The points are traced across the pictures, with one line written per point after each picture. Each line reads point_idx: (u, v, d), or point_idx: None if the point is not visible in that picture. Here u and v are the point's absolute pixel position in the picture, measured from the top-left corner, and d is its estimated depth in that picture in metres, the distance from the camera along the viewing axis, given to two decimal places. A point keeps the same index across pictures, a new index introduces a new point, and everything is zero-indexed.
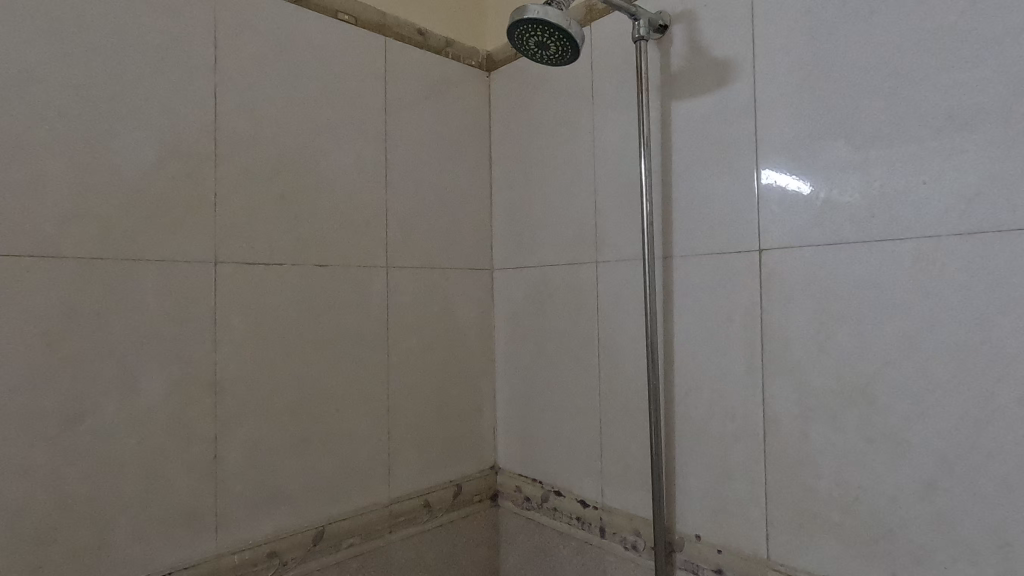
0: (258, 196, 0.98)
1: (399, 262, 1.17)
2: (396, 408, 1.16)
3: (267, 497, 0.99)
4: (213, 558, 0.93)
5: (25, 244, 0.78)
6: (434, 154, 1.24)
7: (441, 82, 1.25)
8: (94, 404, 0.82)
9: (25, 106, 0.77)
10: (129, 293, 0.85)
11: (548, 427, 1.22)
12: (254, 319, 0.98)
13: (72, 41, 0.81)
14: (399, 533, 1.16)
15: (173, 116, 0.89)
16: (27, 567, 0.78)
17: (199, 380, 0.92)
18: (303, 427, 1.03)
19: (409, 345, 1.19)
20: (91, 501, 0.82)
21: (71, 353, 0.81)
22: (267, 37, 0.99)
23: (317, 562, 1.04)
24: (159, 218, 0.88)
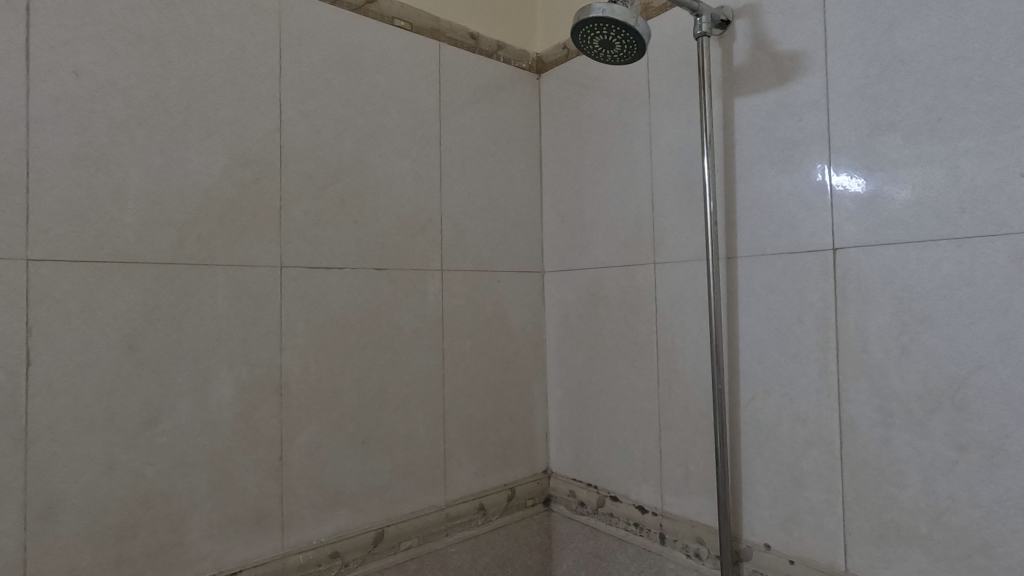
0: (320, 202, 1.00)
1: (454, 265, 1.18)
2: (451, 410, 1.17)
3: (330, 498, 1.00)
4: (279, 557, 0.94)
5: (107, 250, 0.81)
6: (486, 157, 1.24)
7: (492, 85, 1.25)
8: (170, 405, 0.85)
9: (107, 117, 0.81)
10: (201, 297, 0.88)
11: (603, 431, 1.20)
12: (316, 322, 0.99)
13: (149, 54, 0.84)
14: (454, 536, 1.16)
15: (241, 124, 0.92)
16: (110, 562, 0.80)
17: (266, 382, 0.94)
18: (363, 429, 1.04)
19: (463, 348, 1.19)
20: (167, 500, 0.85)
21: (149, 355, 0.83)
22: (327, 45, 1.01)
23: (376, 564, 1.05)
24: (229, 223, 0.90)
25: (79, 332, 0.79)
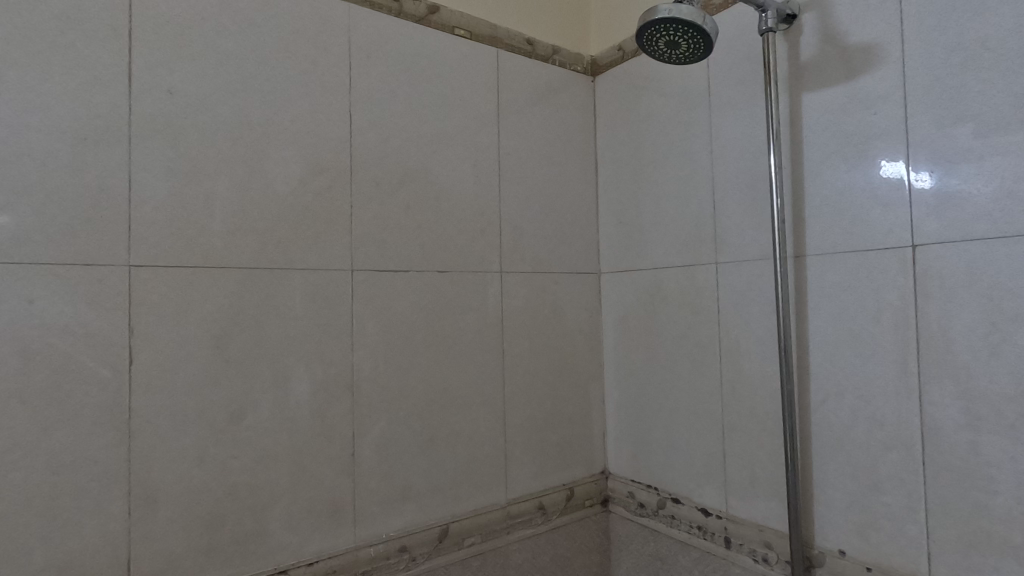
0: (387, 207, 1.04)
1: (513, 267, 1.20)
2: (511, 410, 1.18)
3: (398, 493, 1.04)
4: (352, 550, 0.98)
5: (197, 256, 0.86)
6: (543, 160, 1.25)
7: (548, 88, 1.27)
8: (253, 402, 0.90)
9: (197, 132, 0.86)
10: (281, 299, 0.93)
11: (663, 432, 1.19)
12: (384, 323, 1.03)
13: (233, 71, 0.90)
14: (516, 534, 1.17)
15: (315, 135, 0.96)
16: (202, 548, 0.86)
17: (338, 381, 0.98)
18: (428, 427, 1.07)
19: (522, 348, 1.20)
20: (251, 491, 0.90)
21: (234, 354, 0.89)
22: (393, 57, 1.05)
23: (442, 559, 1.08)
24: (304, 229, 0.95)
25: (173, 333, 0.84)
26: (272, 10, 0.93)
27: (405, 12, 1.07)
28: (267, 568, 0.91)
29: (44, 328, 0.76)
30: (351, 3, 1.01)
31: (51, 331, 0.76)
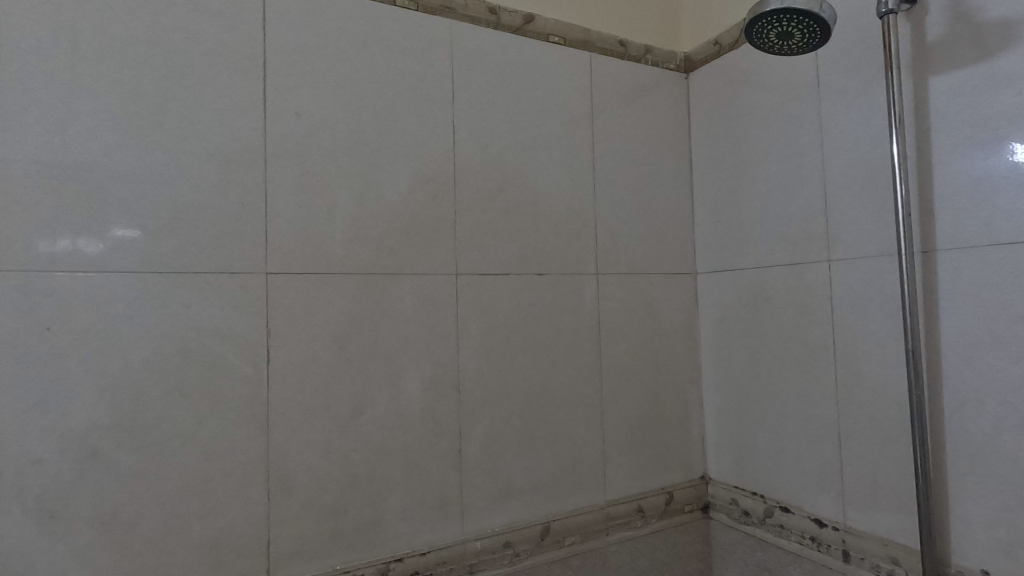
0: (488, 213, 1.07)
1: (608, 268, 1.20)
2: (609, 412, 1.18)
3: (501, 490, 1.07)
4: (460, 542, 1.02)
5: (322, 264, 0.94)
6: (637, 160, 1.24)
7: (641, 88, 1.26)
8: (371, 398, 0.96)
9: (321, 149, 0.94)
10: (394, 303, 0.99)
11: (769, 437, 1.15)
12: (487, 325, 1.07)
13: (350, 92, 0.97)
14: (615, 536, 1.17)
15: (422, 147, 1.02)
16: (329, 533, 0.93)
17: (446, 380, 1.03)
18: (529, 425, 1.10)
19: (619, 349, 1.20)
20: (370, 483, 0.96)
21: (354, 354, 0.95)
22: (491, 67, 1.09)
23: (544, 557, 1.10)
24: (414, 236, 1.01)
25: (303, 334, 0.92)
26: (383, 32, 1.00)
27: (502, 23, 1.11)
28: (385, 556, 0.97)
29: (198, 329, 0.85)
30: (453, 19, 1.06)
31: (204, 332, 0.86)
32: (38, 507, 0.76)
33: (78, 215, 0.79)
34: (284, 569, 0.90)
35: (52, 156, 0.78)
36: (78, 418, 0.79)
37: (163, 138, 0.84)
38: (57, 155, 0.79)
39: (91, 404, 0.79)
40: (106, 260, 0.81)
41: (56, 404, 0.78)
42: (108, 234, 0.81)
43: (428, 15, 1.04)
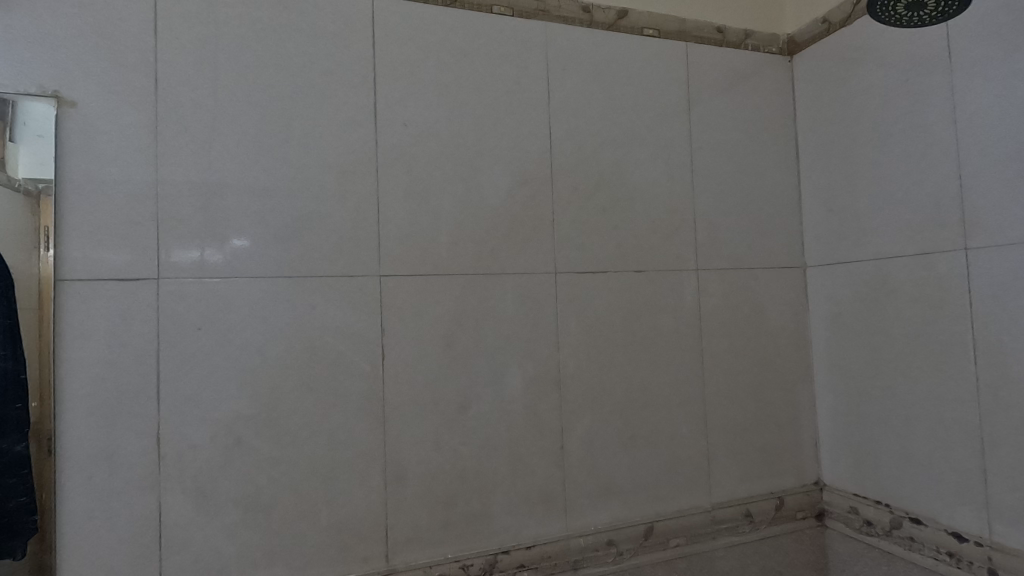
0: (586, 211, 1.08)
1: (709, 263, 1.16)
2: (713, 411, 1.15)
3: (604, 488, 1.07)
4: (564, 538, 1.03)
5: (430, 265, 0.98)
6: (737, 150, 1.20)
7: (741, 75, 1.21)
8: (476, 394, 1.00)
9: (426, 157, 0.99)
10: (497, 302, 1.02)
11: (895, 442, 1.06)
12: (586, 322, 1.07)
13: (452, 100, 1.01)
14: (722, 541, 1.13)
15: (521, 149, 1.04)
16: (440, 523, 0.97)
17: (548, 377, 1.04)
18: (630, 424, 1.09)
19: (722, 347, 1.16)
20: (477, 475, 1.00)
21: (460, 351, 0.99)
22: (586, 66, 1.09)
23: (648, 557, 1.08)
24: (514, 237, 1.03)
25: (413, 333, 0.97)
26: (482, 39, 1.03)
27: (596, 21, 1.11)
28: (493, 547, 1.00)
29: (322, 329, 0.93)
30: (547, 21, 1.07)
31: (328, 331, 0.93)
32: (195, 487, 0.86)
33: (221, 227, 0.89)
34: (402, 554, 0.95)
35: (200, 176, 0.88)
36: (225, 409, 0.88)
37: (289, 154, 0.92)
38: (203, 174, 0.88)
39: (235, 396, 0.88)
40: (244, 267, 0.90)
41: (207, 396, 0.87)
42: (227, 244, 0.89)
43: (523, 19, 1.06)
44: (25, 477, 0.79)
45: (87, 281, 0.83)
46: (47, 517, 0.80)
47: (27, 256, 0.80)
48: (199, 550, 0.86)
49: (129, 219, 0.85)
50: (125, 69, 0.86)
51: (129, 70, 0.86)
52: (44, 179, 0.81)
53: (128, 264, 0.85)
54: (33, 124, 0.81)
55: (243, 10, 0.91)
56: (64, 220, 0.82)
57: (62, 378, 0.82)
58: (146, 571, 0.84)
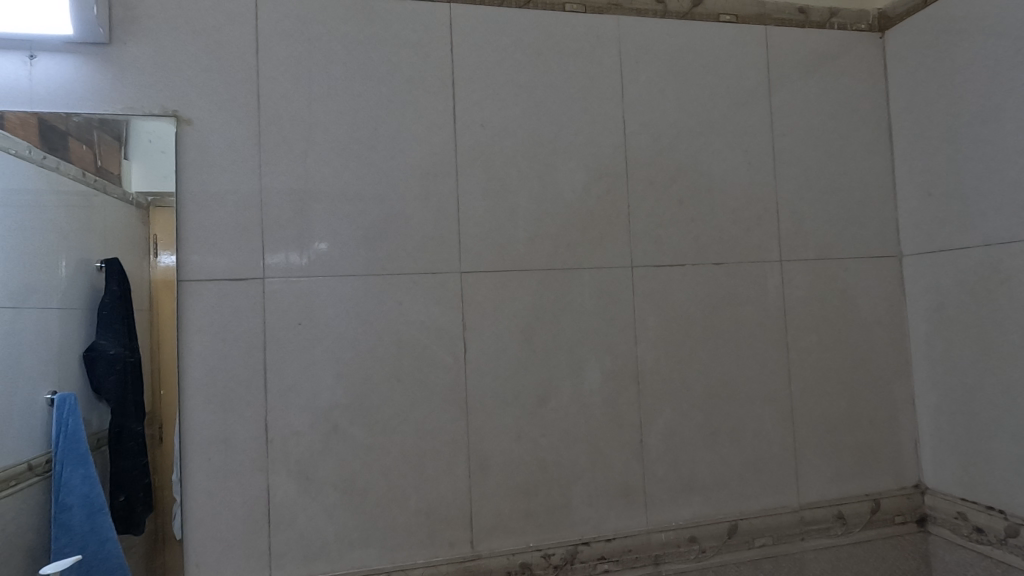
0: (663, 204, 1.07)
1: (795, 254, 1.12)
2: (800, 408, 1.10)
3: (685, 483, 1.06)
4: (645, 532, 1.03)
5: (508, 261, 1.01)
6: (823, 135, 1.14)
7: (826, 56, 1.15)
8: (556, 387, 1.02)
9: (504, 156, 1.02)
10: (573, 296, 1.03)
11: (1011, 442, 0.98)
12: (665, 316, 1.06)
13: (528, 99, 1.03)
14: (812, 543, 1.09)
15: (596, 145, 1.05)
16: (522, 512, 1.00)
17: (626, 371, 1.04)
18: (712, 419, 1.07)
19: (810, 341, 1.11)
20: (558, 467, 1.01)
21: (540, 345, 1.02)
22: (661, 57, 1.08)
23: (732, 556, 1.06)
24: (590, 231, 1.04)
25: (493, 327, 1.00)
26: (556, 38, 1.04)
27: (671, 11, 1.09)
28: (573, 538, 1.01)
29: (409, 324, 0.98)
30: (620, 15, 1.07)
31: (414, 326, 0.98)
32: (298, 470, 0.93)
33: (315, 229, 0.96)
34: (486, 541, 0.98)
35: (298, 183, 0.95)
36: (324, 398, 0.95)
37: (376, 159, 0.98)
38: (300, 181, 0.95)
39: (332, 387, 0.95)
40: (336, 267, 0.96)
41: (307, 386, 0.94)
42: (309, 248, 0.95)
43: (596, 15, 1.06)
44: (150, 455, 0.89)
45: (204, 281, 0.92)
46: (167, 492, 0.89)
47: (143, 262, 0.90)
48: (302, 528, 0.93)
49: (237, 224, 0.93)
50: (232, 88, 0.94)
51: (236, 88, 0.94)
52: (151, 193, 0.91)
53: (239, 265, 0.93)
54: (157, 141, 0.91)
55: (333, 26, 0.97)
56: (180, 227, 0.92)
57: (184, 369, 0.91)
58: (257, 545, 0.92)
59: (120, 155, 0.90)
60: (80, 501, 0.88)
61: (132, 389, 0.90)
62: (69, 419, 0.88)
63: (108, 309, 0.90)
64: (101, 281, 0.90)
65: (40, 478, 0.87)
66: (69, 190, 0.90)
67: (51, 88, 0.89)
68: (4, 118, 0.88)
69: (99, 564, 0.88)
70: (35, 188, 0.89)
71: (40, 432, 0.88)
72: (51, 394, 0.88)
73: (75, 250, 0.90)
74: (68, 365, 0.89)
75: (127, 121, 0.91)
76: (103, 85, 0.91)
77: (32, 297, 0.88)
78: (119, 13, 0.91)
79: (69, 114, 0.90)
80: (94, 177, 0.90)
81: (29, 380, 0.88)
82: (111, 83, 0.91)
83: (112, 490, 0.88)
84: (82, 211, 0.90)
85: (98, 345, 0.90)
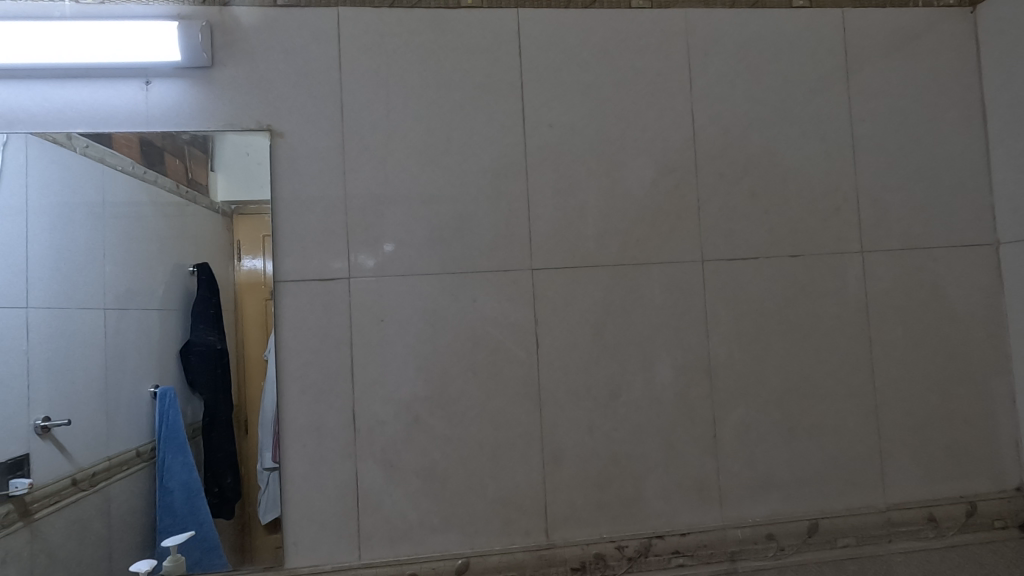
0: (734, 196, 1.05)
1: (877, 245, 1.07)
2: (885, 405, 1.06)
3: (761, 479, 1.04)
4: (720, 528, 1.02)
5: (578, 257, 1.03)
6: (907, 119, 1.09)
7: (910, 36, 1.10)
8: (627, 381, 1.03)
9: (572, 154, 1.04)
10: (643, 292, 1.04)
11: None
12: (737, 310, 1.05)
13: (595, 97, 1.04)
14: (899, 545, 1.04)
15: (664, 140, 1.05)
16: (595, 503, 1.01)
17: (698, 365, 1.04)
18: (790, 415, 1.05)
19: (895, 335, 1.07)
20: (630, 460, 1.02)
21: (610, 340, 1.03)
22: (730, 48, 1.07)
23: (813, 555, 1.03)
24: (659, 226, 1.04)
25: (564, 322, 1.02)
26: (622, 36, 1.05)
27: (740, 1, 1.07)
28: (647, 531, 1.02)
29: (484, 319, 1.01)
30: (688, 8, 1.06)
31: (488, 321, 1.01)
32: (383, 458, 0.99)
33: (394, 231, 1.01)
34: (560, 530, 1.01)
35: (378, 188, 1.01)
36: (405, 391, 1.00)
37: (450, 162, 1.02)
38: (381, 187, 1.01)
39: (412, 379, 1.00)
40: (414, 266, 1.01)
41: (390, 379, 1.00)
42: (386, 248, 1.01)
43: (663, 10, 1.06)
44: (243, 443, 0.98)
45: (295, 282, 0.99)
46: (261, 476, 0.98)
47: (229, 265, 0.99)
48: (387, 513, 0.99)
49: (324, 228, 1.00)
50: (318, 101, 1.01)
51: (322, 101, 1.01)
52: (234, 201, 1.00)
53: (327, 266, 1.00)
54: (253, 154, 1.00)
55: (407, 37, 1.03)
56: (262, 232, 1.00)
57: (271, 364, 0.99)
58: (348, 527, 0.98)
59: (208, 167, 1.00)
60: (180, 484, 0.99)
61: (224, 382, 0.99)
62: (169, 410, 1.00)
63: (200, 309, 1.00)
64: (193, 284, 1.00)
65: (147, 463, 0.99)
66: (165, 201, 1.01)
67: (164, 110, 1.00)
68: (114, 140, 0.99)
69: (199, 543, 0.97)
70: (138, 201, 1.00)
71: (146, 422, 0.99)
72: (153, 387, 1.00)
73: (171, 257, 1.01)
74: (167, 363, 1.00)
75: (220, 135, 0.99)
76: (206, 105, 1.00)
77: (137, 301, 1.00)
78: (220, 38, 1.00)
79: (179, 132, 0.99)
80: (186, 189, 1.00)
81: (136, 376, 1.00)
82: (212, 103, 1.00)
83: (207, 478, 0.98)
84: (177, 220, 1.01)
85: (193, 341, 1.00)
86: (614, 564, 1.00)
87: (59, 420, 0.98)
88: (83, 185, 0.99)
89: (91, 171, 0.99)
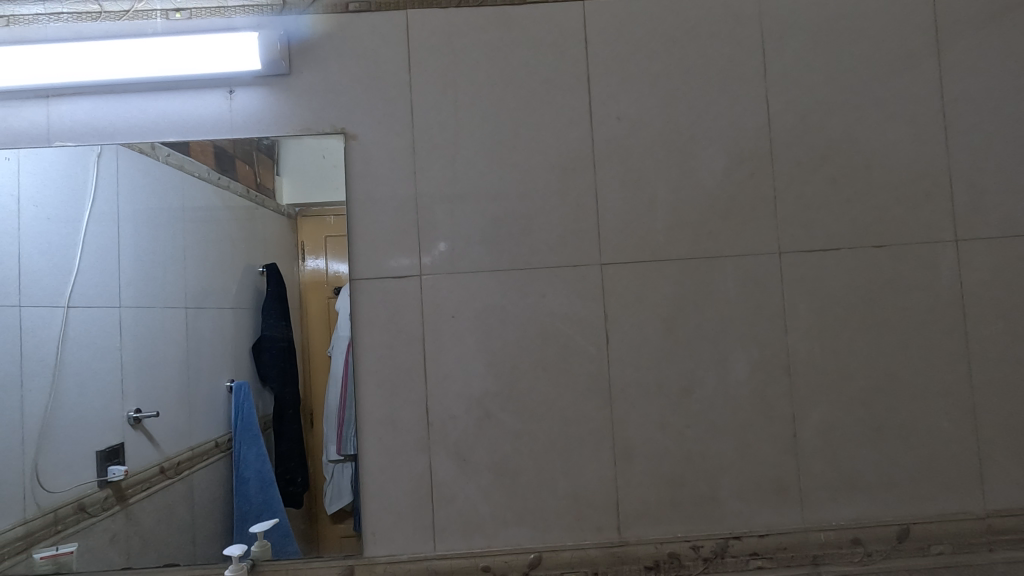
0: (813, 185, 1.01)
1: (974, 232, 1.00)
2: (984, 404, 0.99)
3: (846, 481, 0.99)
4: (801, 530, 0.98)
5: (648, 251, 1.01)
6: (1007, 96, 1.01)
7: (1011, 5, 1.01)
8: (700, 377, 1.00)
9: (640, 147, 1.02)
10: (716, 285, 1.01)
11: None
12: (817, 304, 1.00)
13: (665, 87, 1.02)
14: (1002, 554, 0.97)
15: (737, 128, 1.01)
16: (669, 502, 1.00)
17: (775, 361, 1.00)
18: (876, 413, 0.99)
19: (995, 329, 0.99)
20: (705, 458, 1.00)
21: (682, 335, 1.01)
22: (808, 29, 1.02)
23: (904, 563, 0.98)
24: (731, 218, 1.01)
25: (634, 317, 1.01)
26: (692, 23, 1.03)
27: None
28: (723, 532, 0.99)
29: (552, 314, 1.01)
30: None
31: (556, 316, 1.01)
32: (455, 452, 1.01)
33: (462, 228, 1.02)
34: (633, 528, 1.00)
35: (447, 186, 1.03)
36: (476, 386, 1.01)
37: (517, 158, 1.03)
38: (450, 185, 1.03)
39: (482, 375, 1.01)
40: (483, 263, 1.02)
41: (461, 374, 1.02)
42: (455, 245, 1.02)
43: None
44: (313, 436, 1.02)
45: (369, 280, 1.02)
46: (336, 467, 1.01)
47: (295, 266, 1.04)
48: (461, 506, 1.01)
49: (397, 227, 1.03)
50: (390, 103, 1.03)
51: (392, 103, 1.03)
52: (298, 203, 1.04)
53: (398, 264, 1.02)
54: (329, 156, 1.04)
55: (474, 36, 1.04)
56: (321, 235, 1.03)
57: (335, 360, 1.02)
58: (422, 519, 1.01)
59: (274, 172, 1.04)
60: (256, 474, 1.04)
61: (292, 376, 1.03)
62: (244, 403, 1.05)
63: (269, 306, 1.05)
64: (263, 283, 1.05)
65: (225, 453, 1.05)
66: (236, 205, 1.06)
67: (246, 117, 1.04)
68: (191, 148, 1.05)
69: (277, 530, 1.02)
70: (212, 206, 1.06)
71: (223, 414, 1.05)
72: (229, 381, 1.05)
73: (242, 258, 1.06)
74: (244, 359, 1.05)
75: (291, 140, 1.04)
76: (284, 111, 1.04)
77: (215, 301, 1.06)
78: (296, 46, 1.04)
79: (262, 138, 1.04)
80: (254, 193, 1.05)
81: (214, 371, 1.06)
82: (289, 109, 1.04)
83: (280, 468, 1.03)
84: (248, 223, 1.06)
85: (266, 337, 1.05)
86: (689, 564, 0.98)
87: (148, 412, 1.05)
88: (164, 192, 1.06)
89: (171, 179, 1.06)
